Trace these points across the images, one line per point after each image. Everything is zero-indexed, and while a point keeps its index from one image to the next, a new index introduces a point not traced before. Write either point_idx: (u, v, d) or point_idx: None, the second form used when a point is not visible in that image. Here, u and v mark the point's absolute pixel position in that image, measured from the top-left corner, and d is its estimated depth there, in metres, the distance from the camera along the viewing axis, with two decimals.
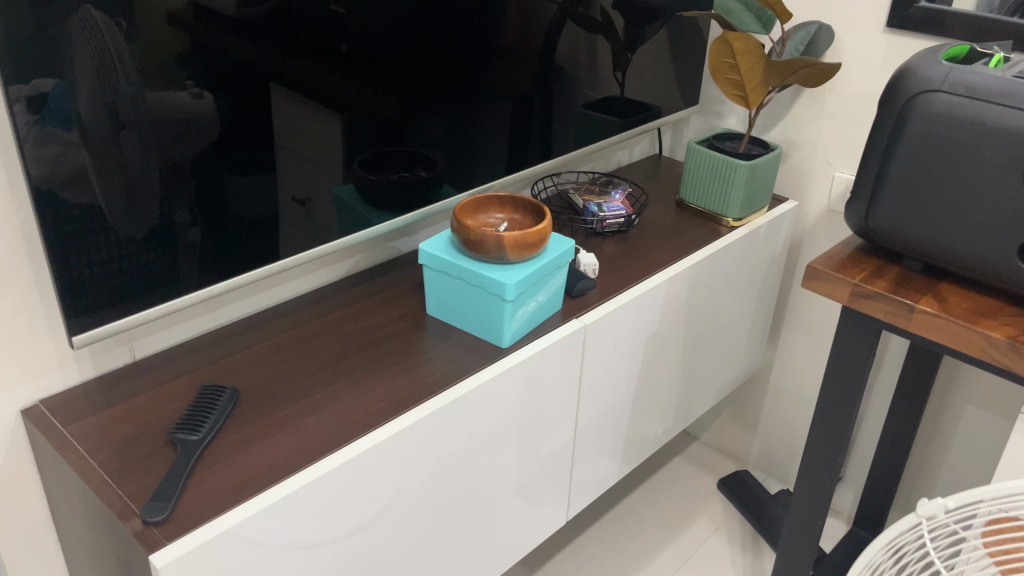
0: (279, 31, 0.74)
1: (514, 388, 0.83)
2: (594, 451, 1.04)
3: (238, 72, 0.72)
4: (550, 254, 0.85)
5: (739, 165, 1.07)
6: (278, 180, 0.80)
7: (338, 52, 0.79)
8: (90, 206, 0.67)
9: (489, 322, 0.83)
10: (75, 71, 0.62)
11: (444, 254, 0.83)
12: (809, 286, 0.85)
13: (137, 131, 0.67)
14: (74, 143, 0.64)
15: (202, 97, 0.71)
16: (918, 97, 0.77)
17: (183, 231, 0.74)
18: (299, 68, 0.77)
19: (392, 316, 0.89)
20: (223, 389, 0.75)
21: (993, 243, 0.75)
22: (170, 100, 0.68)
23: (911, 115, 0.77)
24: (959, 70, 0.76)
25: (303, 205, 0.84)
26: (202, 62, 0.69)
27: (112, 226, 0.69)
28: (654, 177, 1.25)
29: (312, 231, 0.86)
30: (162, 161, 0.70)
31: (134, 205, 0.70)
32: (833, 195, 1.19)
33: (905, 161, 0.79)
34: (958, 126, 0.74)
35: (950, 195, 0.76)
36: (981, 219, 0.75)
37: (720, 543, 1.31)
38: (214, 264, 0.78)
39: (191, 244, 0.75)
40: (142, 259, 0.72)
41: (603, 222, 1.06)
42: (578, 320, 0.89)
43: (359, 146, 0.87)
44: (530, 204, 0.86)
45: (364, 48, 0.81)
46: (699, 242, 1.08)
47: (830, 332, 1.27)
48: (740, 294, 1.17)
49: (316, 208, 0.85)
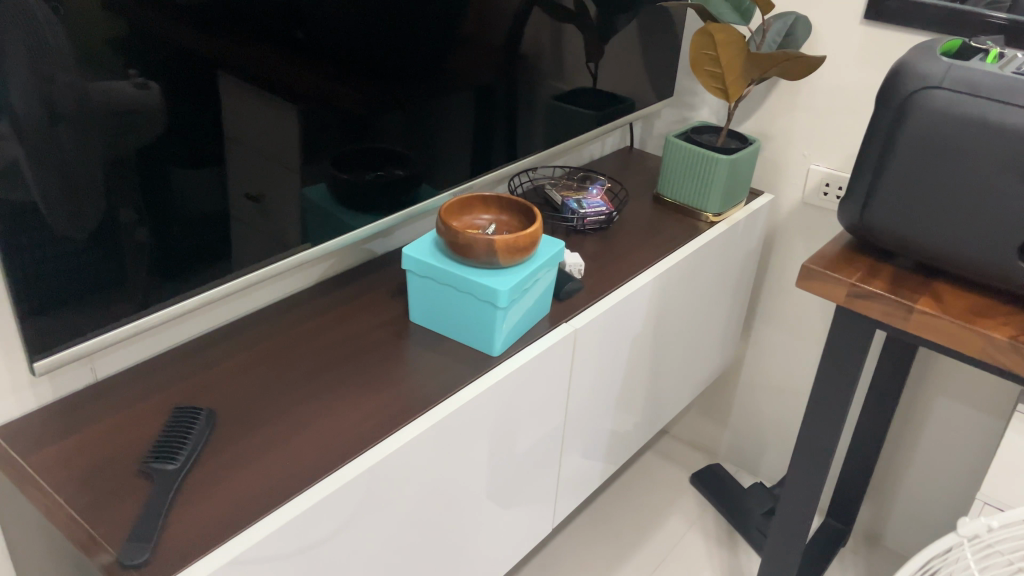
0: (232, 19, 0.67)
1: (506, 398, 0.79)
2: (577, 456, 1.01)
3: (183, 61, 0.65)
4: (541, 257, 0.82)
5: (720, 160, 1.05)
6: (228, 175, 0.72)
7: (294, 41, 0.73)
8: (23, 205, 0.60)
9: (479, 330, 0.79)
10: (5, 53, 0.55)
11: (430, 260, 0.79)
12: (804, 286, 0.83)
13: (76, 123, 0.60)
14: (4, 136, 0.57)
15: (146, 88, 0.64)
16: (917, 93, 0.75)
17: (132, 233, 0.67)
18: (254, 58, 0.70)
19: (372, 324, 0.84)
20: (198, 411, 0.69)
21: (991, 242, 0.74)
22: (110, 90, 0.61)
23: (910, 111, 0.76)
24: (959, 67, 0.74)
25: (258, 202, 0.77)
26: (143, 48, 0.62)
27: (50, 226, 0.62)
28: (628, 170, 1.22)
29: (268, 230, 0.79)
30: (107, 159, 0.63)
31: (75, 204, 0.63)
32: (807, 188, 1.18)
33: (902, 158, 0.77)
34: (957, 122, 0.73)
35: (948, 193, 0.75)
36: (980, 217, 0.74)
37: (697, 540, 1.30)
38: (160, 267, 0.71)
39: (138, 245, 0.68)
40: (85, 261, 0.65)
41: (584, 219, 1.02)
42: (567, 324, 0.86)
43: (321, 142, 0.80)
44: (519, 204, 0.82)
45: (322, 36, 0.75)
46: (680, 238, 1.05)
47: (803, 326, 1.26)
48: (717, 290, 1.15)
49: (271, 204, 0.78)
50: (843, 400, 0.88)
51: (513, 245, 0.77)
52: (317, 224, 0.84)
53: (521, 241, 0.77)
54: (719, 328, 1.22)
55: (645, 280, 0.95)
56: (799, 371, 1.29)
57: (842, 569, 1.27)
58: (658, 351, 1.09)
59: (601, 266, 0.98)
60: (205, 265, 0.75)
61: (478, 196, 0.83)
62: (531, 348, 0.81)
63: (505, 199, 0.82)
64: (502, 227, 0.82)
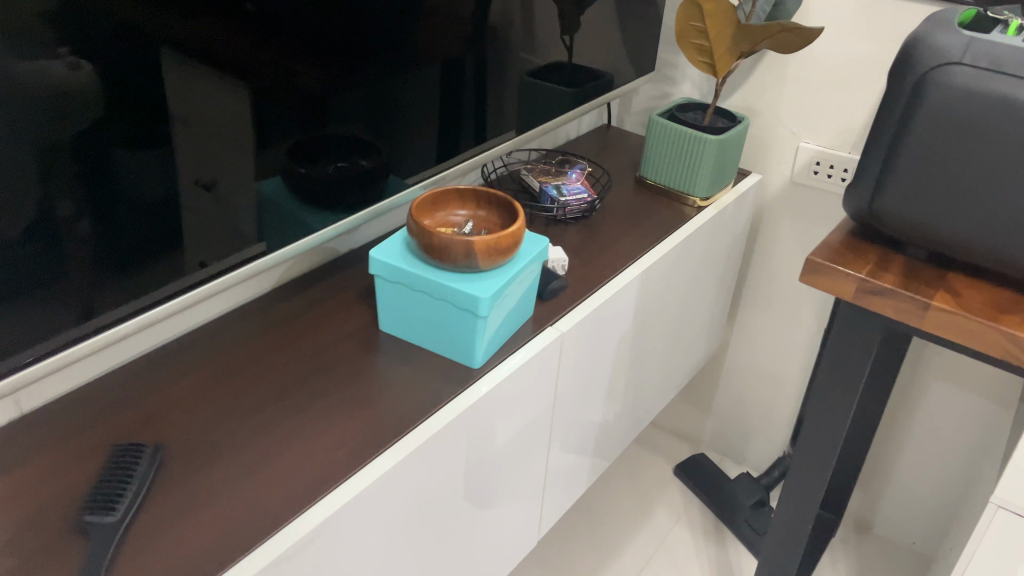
0: None
1: (489, 414, 0.72)
2: (563, 463, 0.94)
3: (122, 35, 0.55)
4: (524, 257, 0.74)
5: (708, 140, 0.97)
6: (177, 158, 0.63)
7: (244, 13, 0.63)
8: None
9: (458, 338, 0.72)
10: None
11: (404, 262, 0.71)
12: (808, 281, 0.76)
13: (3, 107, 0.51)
14: None
15: (79, 68, 0.54)
16: (935, 70, 0.68)
17: (68, 227, 0.58)
18: (199, 32, 0.60)
19: (338, 335, 0.76)
20: (141, 448, 0.60)
21: (1015, 232, 0.68)
22: (37, 70, 0.52)
23: (926, 90, 0.69)
24: (980, 40, 0.68)
25: (209, 189, 0.67)
26: (76, 20, 0.52)
27: None
28: (606, 150, 1.14)
29: (221, 219, 0.69)
30: (37, 146, 0.54)
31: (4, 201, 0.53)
32: (796, 167, 1.11)
33: (918, 141, 0.70)
34: (979, 100, 0.66)
35: (968, 180, 0.69)
36: (1003, 206, 0.68)
37: (684, 535, 1.24)
38: (108, 263, 0.61)
39: (82, 240, 0.59)
40: (20, 262, 0.56)
41: (565, 208, 0.95)
42: (553, 327, 0.79)
43: (277, 128, 0.71)
44: (498, 198, 0.74)
45: (275, 7, 0.65)
46: (666, 225, 0.98)
47: (792, 311, 1.21)
48: (704, 277, 1.09)
49: (225, 190, 0.69)
50: (848, 399, 0.82)
51: (495, 245, 0.69)
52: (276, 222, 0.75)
53: (504, 241, 0.69)
54: (704, 315, 1.16)
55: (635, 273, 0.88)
56: (786, 358, 1.24)
57: (834, 560, 1.22)
58: (645, 344, 1.02)
59: (584, 258, 0.90)
60: (144, 274, 0.65)
61: (453, 191, 0.75)
62: (516, 355, 0.74)
63: (483, 192, 0.75)
64: (480, 226, 0.74)
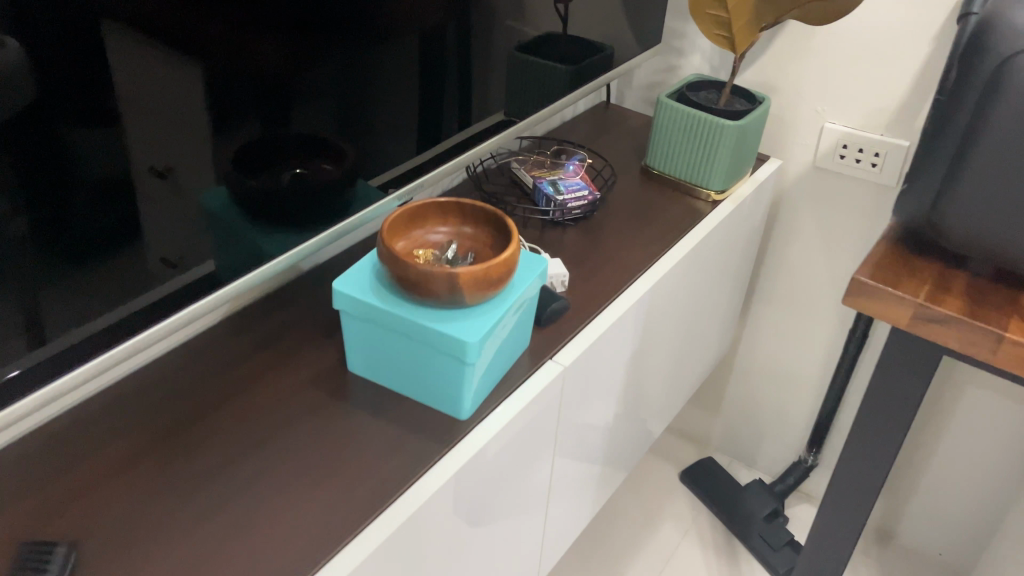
0: None
1: (481, 474, 0.61)
2: (566, 500, 0.83)
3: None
4: (519, 287, 0.62)
5: (726, 126, 0.85)
6: (128, 140, 0.50)
7: None
8: None
9: (443, 388, 0.60)
10: None
11: (378, 300, 0.58)
12: (855, 305, 0.65)
13: None
14: None
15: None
16: (1018, 54, 0.56)
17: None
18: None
19: (300, 380, 0.63)
20: (53, 546, 0.49)
21: None
22: None
23: (1006, 78, 0.57)
24: None
25: (166, 176, 0.54)
26: None
27: None
28: (607, 134, 1.01)
29: (181, 212, 0.56)
30: None
31: None
32: (820, 150, 0.99)
33: (994, 140, 0.58)
34: None
35: None
36: None
37: (694, 550, 1.14)
38: (52, 267, 0.49)
39: (15, 243, 0.47)
40: None
41: (563, 208, 0.82)
42: (553, 361, 0.67)
43: (232, 117, 0.57)
44: (486, 214, 0.63)
45: None
46: (678, 225, 0.86)
47: (812, 309, 1.09)
48: (718, 278, 0.97)
49: (186, 179, 0.56)
50: (895, 433, 0.71)
51: (489, 276, 0.57)
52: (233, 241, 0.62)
53: (499, 270, 0.58)
54: (717, 316, 1.04)
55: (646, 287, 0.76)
56: (805, 358, 1.13)
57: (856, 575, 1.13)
58: (654, 358, 0.91)
59: (587, 269, 0.78)
60: (59, 323, 0.52)
61: (431, 205, 0.63)
62: (512, 402, 0.63)
63: (467, 206, 0.63)
64: (464, 247, 0.63)
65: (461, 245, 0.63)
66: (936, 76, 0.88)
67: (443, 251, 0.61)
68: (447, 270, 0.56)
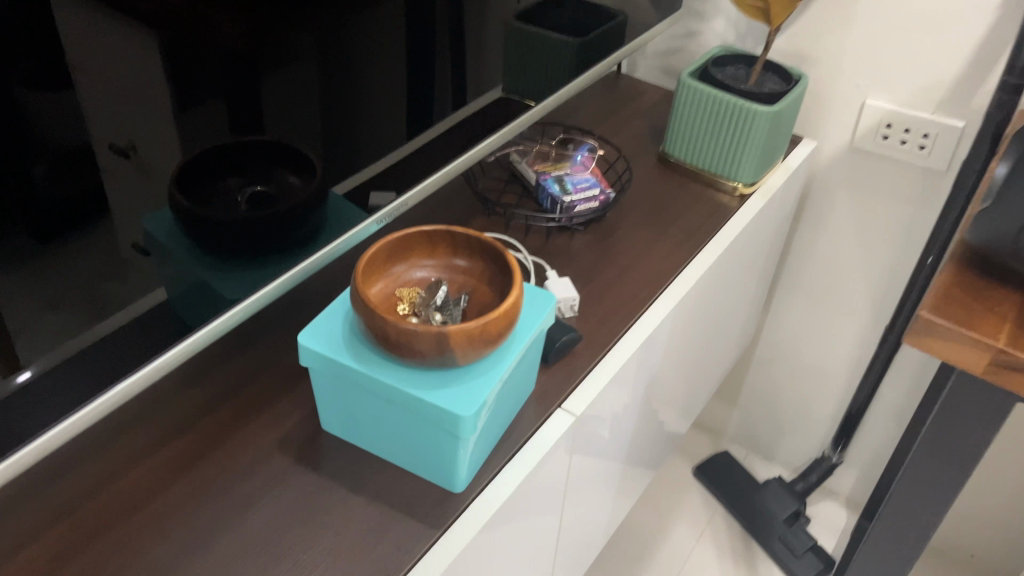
0: None
1: (479, 555, 0.51)
2: (574, 538, 0.74)
3: None
4: (523, 335, 0.52)
5: (760, 112, 0.73)
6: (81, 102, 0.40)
7: None
8: None
9: (436, 459, 0.50)
10: None
11: (358, 365, 0.48)
12: (917, 345, 0.55)
13: None
14: None
15: None
16: None
17: None
18: None
19: (265, 442, 0.54)
20: None
21: None
22: None
23: None
24: None
25: (132, 156, 0.43)
26: None
27: None
28: (618, 113, 0.90)
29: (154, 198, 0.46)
30: None
31: None
32: (860, 129, 0.87)
33: None
34: None
35: None
36: None
37: (708, 554, 1.07)
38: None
39: None
40: None
41: (570, 211, 0.71)
42: (563, 409, 0.57)
43: (194, 100, 0.46)
44: (481, 245, 0.53)
45: None
46: (702, 226, 0.75)
47: (846, 300, 0.99)
48: (742, 277, 0.87)
49: (154, 159, 0.45)
50: (954, 481, 0.62)
51: (488, 332, 0.47)
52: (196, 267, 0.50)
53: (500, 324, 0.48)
54: (739, 312, 0.94)
55: (669, 307, 0.66)
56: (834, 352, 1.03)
57: None
58: (672, 370, 0.81)
59: (600, 285, 0.67)
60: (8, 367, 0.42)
61: (413, 235, 0.53)
62: (516, 466, 0.53)
63: (457, 234, 0.53)
64: (455, 286, 0.53)
65: (451, 283, 0.53)
66: (1001, 48, 0.76)
67: (430, 293, 0.51)
68: (437, 329, 0.46)
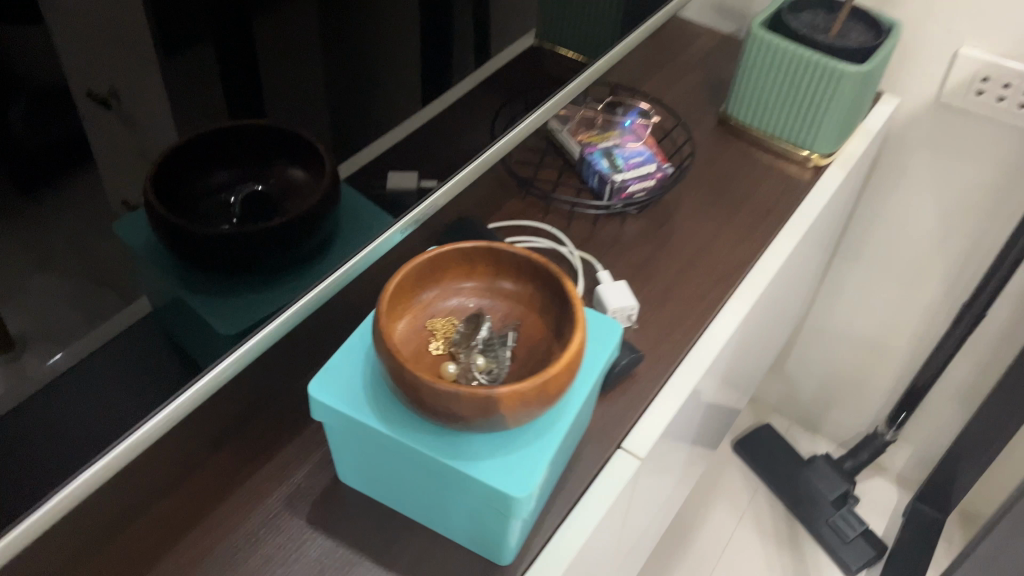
0: None
1: None
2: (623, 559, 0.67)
3: None
4: (583, 385, 0.41)
5: (847, 71, 0.61)
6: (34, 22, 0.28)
7: None
8: None
9: (477, 533, 0.41)
10: None
11: (387, 430, 0.39)
12: None
13: None
14: None
15: None
16: None
17: None
18: None
19: (270, 497, 0.45)
20: None
21: None
22: None
23: None
24: None
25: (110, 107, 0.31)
26: None
27: None
28: (670, 64, 0.78)
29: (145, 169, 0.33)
30: None
31: None
32: (950, 82, 0.75)
33: None
34: None
35: None
36: None
37: (749, 537, 1.00)
38: None
39: None
40: None
41: (621, 192, 0.61)
42: (625, 450, 0.48)
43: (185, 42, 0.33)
44: (532, 270, 0.43)
45: None
46: (773, 205, 0.64)
47: (918, 268, 0.88)
48: (807, 255, 0.77)
49: (139, 118, 0.33)
50: None
51: (546, 393, 0.37)
52: (204, 291, 0.38)
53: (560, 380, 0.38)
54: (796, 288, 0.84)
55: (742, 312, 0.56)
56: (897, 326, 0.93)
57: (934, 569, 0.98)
58: (730, 366, 0.71)
59: (660, 285, 0.57)
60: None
61: (451, 255, 0.43)
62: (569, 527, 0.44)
63: (503, 255, 0.43)
64: (501, 319, 0.43)
65: (495, 313, 0.44)
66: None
67: (471, 328, 0.42)
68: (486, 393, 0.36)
